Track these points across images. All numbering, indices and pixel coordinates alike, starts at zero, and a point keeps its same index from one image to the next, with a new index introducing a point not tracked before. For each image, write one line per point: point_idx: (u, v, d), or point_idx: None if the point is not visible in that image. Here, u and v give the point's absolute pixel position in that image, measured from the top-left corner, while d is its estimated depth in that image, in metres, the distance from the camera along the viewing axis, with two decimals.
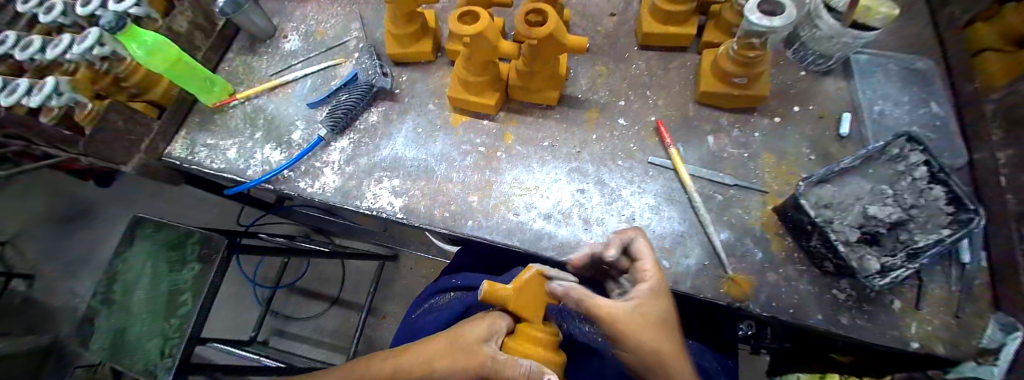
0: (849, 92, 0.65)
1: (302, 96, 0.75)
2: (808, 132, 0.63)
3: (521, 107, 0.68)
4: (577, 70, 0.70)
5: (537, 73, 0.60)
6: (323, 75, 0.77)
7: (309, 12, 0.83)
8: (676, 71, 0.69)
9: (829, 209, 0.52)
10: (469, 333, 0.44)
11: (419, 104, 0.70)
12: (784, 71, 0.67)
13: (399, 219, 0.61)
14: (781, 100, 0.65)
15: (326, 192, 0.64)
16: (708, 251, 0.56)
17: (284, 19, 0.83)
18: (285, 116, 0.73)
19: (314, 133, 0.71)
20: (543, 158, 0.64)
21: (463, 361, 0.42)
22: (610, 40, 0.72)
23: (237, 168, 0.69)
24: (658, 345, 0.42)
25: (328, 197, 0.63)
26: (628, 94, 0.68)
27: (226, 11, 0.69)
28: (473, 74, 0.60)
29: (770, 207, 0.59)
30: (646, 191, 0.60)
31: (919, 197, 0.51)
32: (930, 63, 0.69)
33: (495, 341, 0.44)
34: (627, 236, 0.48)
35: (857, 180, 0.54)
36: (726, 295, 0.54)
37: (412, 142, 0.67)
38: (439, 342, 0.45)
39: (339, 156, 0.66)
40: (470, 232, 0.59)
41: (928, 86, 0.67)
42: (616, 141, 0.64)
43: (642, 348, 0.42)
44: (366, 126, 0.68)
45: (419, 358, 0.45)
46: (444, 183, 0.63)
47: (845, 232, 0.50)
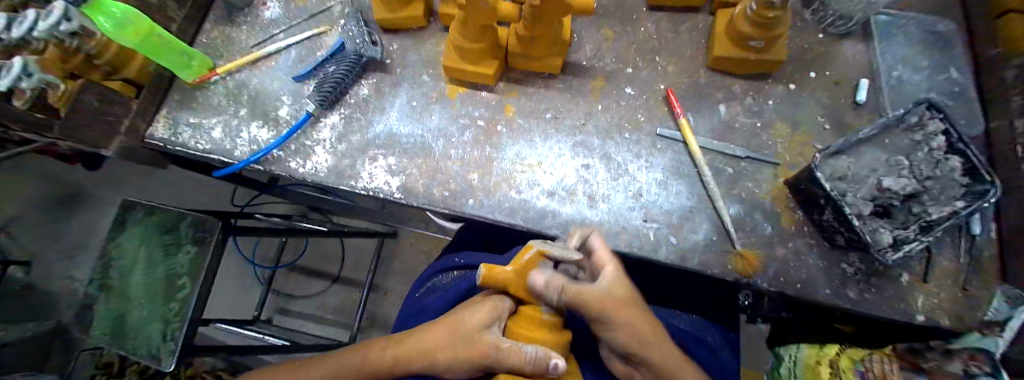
0: (867, 56, 0.62)
1: (288, 70, 0.70)
2: (822, 99, 0.60)
3: (522, 76, 0.64)
4: (581, 35, 0.66)
5: (540, 38, 0.56)
6: (308, 45, 0.72)
7: None
8: (686, 35, 0.65)
9: (843, 182, 0.50)
10: (468, 320, 0.43)
11: (412, 75, 0.66)
12: (801, 34, 0.64)
13: (397, 199, 0.59)
14: (797, 65, 0.62)
15: (319, 172, 0.61)
16: (718, 227, 0.54)
17: None
18: (270, 91, 0.69)
19: (302, 109, 0.67)
20: (545, 131, 0.61)
21: (463, 350, 0.42)
22: (616, 1, 0.68)
23: (223, 148, 0.65)
24: (633, 317, 0.44)
25: (321, 177, 0.60)
26: (636, 61, 0.64)
27: None
28: (470, 40, 0.57)
29: (781, 179, 0.57)
30: (654, 165, 0.58)
31: (935, 168, 0.49)
32: (951, 25, 0.65)
33: (497, 327, 0.42)
34: (587, 232, 0.47)
35: (873, 151, 0.51)
36: (734, 271, 0.53)
37: (407, 117, 0.64)
38: (438, 331, 0.44)
39: (331, 133, 0.63)
40: (471, 211, 0.57)
41: (947, 50, 0.64)
42: (623, 112, 0.61)
43: (620, 323, 0.43)
44: (357, 100, 0.65)
45: (421, 347, 0.44)
46: (442, 160, 0.60)
47: (859, 205, 0.48)
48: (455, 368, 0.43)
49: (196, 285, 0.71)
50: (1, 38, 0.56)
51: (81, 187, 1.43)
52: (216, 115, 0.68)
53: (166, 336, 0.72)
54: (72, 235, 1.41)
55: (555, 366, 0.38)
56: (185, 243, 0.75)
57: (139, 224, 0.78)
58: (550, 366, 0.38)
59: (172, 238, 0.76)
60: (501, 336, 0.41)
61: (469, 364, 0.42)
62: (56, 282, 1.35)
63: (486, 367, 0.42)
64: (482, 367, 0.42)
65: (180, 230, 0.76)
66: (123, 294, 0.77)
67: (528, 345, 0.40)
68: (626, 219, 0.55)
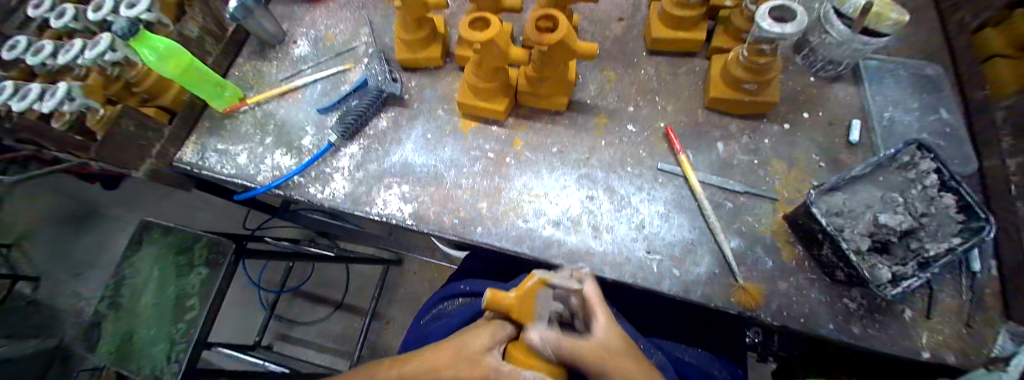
0: (858, 98, 0.65)
1: (313, 102, 0.76)
2: (816, 138, 0.63)
3: (530, 112, 0.69)
4: (586, 75, 0.71)
5: (549, 78, 0.60)
6: (333, 80, 0.78)
7: (320, 17, 0.84)
8: (685, 77, 0.69)
9: (840, 217, 0.51)
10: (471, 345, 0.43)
11: (429, 109, 0.71)
12: (794, 77, 0.68)
13: (410, 226, 0.61)
14: (790, 106, 0.65)
15: (337, 198, 0.64)
16: (719, 261, 0.56)
17: (294, 24, 0.84)
18: (294, 122, 0.74)
19: (324, 138, 0.71)
20: (552, 164, 0.64)
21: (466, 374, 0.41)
22: (619, 45, 0.73)
23: (247, 174, 0.70)
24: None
25: (339, 203, 0.63)
26: (638, 100, 0.68)
27: (236, 17, 0.70)
28: (483, 79, 0.61)
29: (780, 215, 0.58)
30: (656, 198, 0.60)
31: (930, 205, 0.51)
32: (939, 70, 0.69)
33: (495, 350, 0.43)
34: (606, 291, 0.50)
35: (868, 188, 0.53)
36: (736, 304, 0.53)
37: (422, 148, 0.67)
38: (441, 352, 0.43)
39: (350, 162, 0.67)
40: (480, 239, 0.59)
41: (936, 93, 0.67)
42: (625, 147, 0.64)
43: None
44: (376, 131, 0.69)
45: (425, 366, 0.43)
46: (453, 189, 0.63)
47: (856, 240, 0.49)
48: None
49: (204, 309, 0.73)
50: (48, 62, 0.65)
51: (100, 207, 1.48)
52: (244, 142, 0.73)
53: (172, 358, 0.74)
54: (86, 252, 1.44)
55: None
56: (197, 266, 0.79)
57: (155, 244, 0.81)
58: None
59: (186, 260, 0.79)
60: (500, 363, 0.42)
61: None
62: (63, 300, 1.37)
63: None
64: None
65: (195, 251, 0.80)
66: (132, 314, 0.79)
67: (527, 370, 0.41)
68: (630, 250, 0.57)
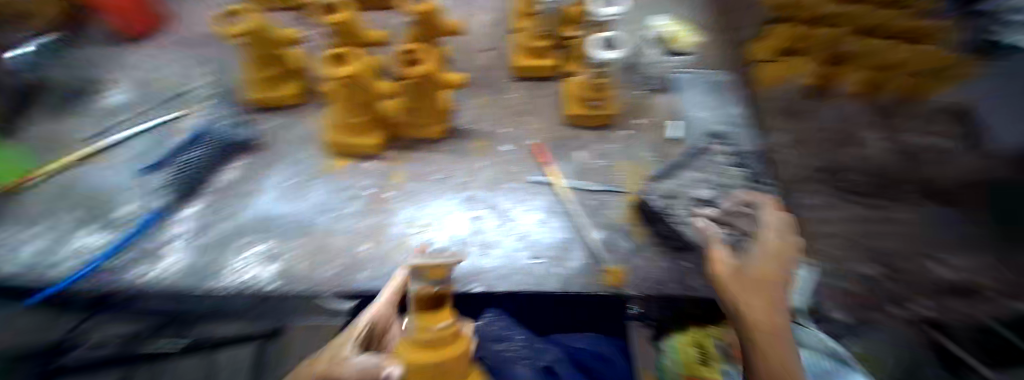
0: (672, 105, 0.82)
1: (133, 162, 0.67)
2: (649, 138, 0.76)
3: (408, 144, 0.71)
4: (462, 103, 0.78)
5: (422, 107, 0.67)
6: (156, 136, 0.72)
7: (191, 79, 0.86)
8: (545, 100, 0.79)
9: (669, 199, 0.64)
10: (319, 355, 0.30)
11: (295, 153, 0.70)
12: (624, 93, 0.84)
13: (270, 290, 0.49)
14: (626, 115, 0.79)
15: (167, 275, 0.50)
16: (589, 251, 0.59)
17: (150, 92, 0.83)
18: (118, 186, 0.63)
19: (153, 202, 0.60)
20: (434, 192, 0.65)
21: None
22: (487, 76, 0.83)
23: (19, 264, 0.51)
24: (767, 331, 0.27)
25: (170, 282, 0.50)
26: (508, 123, 0.75)
27: None
28: (358, 113, 0.65)
29: (629, 204, 0.65)
30: (532, 207, 0.65)
31: (726, 178, 0.67)
32: (721, 79, 0.91)
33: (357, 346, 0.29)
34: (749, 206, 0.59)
35: (687, 173, 0.68)
36: (603, 285, 0.54)
37: (281, 198, 0.62)
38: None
39: (187, 226, 0.57)
40: (360, 286, 0.50)
41: (722, 95, 0.88)
42: (502, 166, 0.69)
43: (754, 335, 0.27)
44: (220, 185, 0.63)
45: None
46: (325, 236, 0.57)
47: (677, 213, 0.62)
48: None
49: None
50: None
51: None
52: (36, 223, 0.57)
53: None
54: None
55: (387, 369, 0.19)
56: None
57: None
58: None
59: None
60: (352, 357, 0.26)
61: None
62: None
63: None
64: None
65: None
66: None
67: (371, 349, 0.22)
68: (516, 260, 0.57)
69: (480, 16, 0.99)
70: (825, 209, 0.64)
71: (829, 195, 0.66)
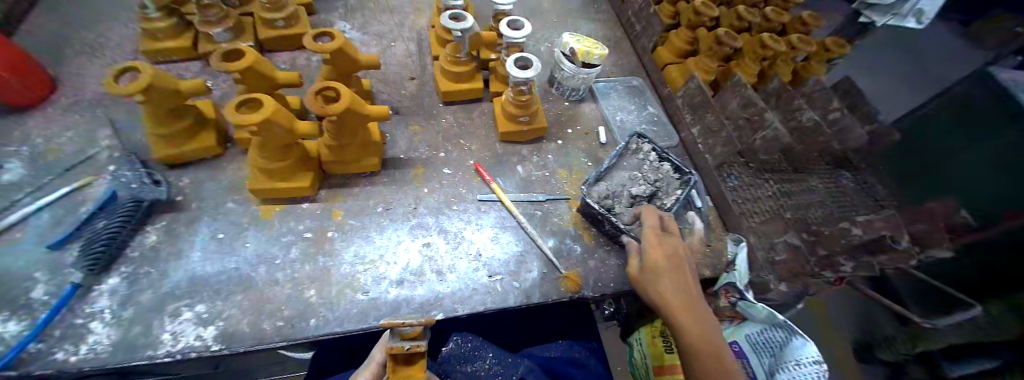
0: (600, 111, 0.87)
1: (37, 239, 0.58)
2: (582, 145, 0.80)
3: (343, 180, 0.68)
4: (393, 133, 0.75)
5: (349, 144, 0.62)
6: (66, 203, 0.62)
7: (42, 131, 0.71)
8: (479, 119, 0.80)
9: (609, 199, 0.66)
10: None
11: (214, 205, 0.64)
12: (555, 104, 0.87)
13: (214, 352, 0.50)
14: (559, 125, 0.83)
15: (98, 354, 0.49)
16: (545, 261, 0.63)
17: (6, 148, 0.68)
18: (8, 271, 0.55)
19: (71, 277, 0.55)
20: (380, 224, 0.64)
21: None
22: (416, 101, 0.82)
23: None
24: (673, 296, 0.53)
25: (102, 360, 0.48)
26: (445, 146, 0.75)
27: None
28: (273, 159, 0.59)
29: (574, 209, 0.70)
30: (483, 225, 0.66)
31: (658, 172, 0.70)
32: (642, 80, 0.98)
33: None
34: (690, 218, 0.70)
35: (620, 172, 0.70)
36: (565, 292, 0.60)
37: (213, 255, 0.59)
38: None
39: (112, 299, 0.53)
40: (314, 333, 0.53)
41: (644, 96, 0.95)
42: (446, 189, 0.70)
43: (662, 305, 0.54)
44: (142, 251, 0.58)
45: None
46: (268, 288, 0.56)
47: (623, 213, 0.64)
48: None
49: None
50: None
51: None
52: None
53: None
54: None
55: None
56: None
57: None
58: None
59: None
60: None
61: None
62: None
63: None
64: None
65: None
66: None
67: None
68: (474, 280, 0.60)
69: (401, 36, 0.95)
70: (747, 189, 0.76)
71: (751, 175, 0.78)
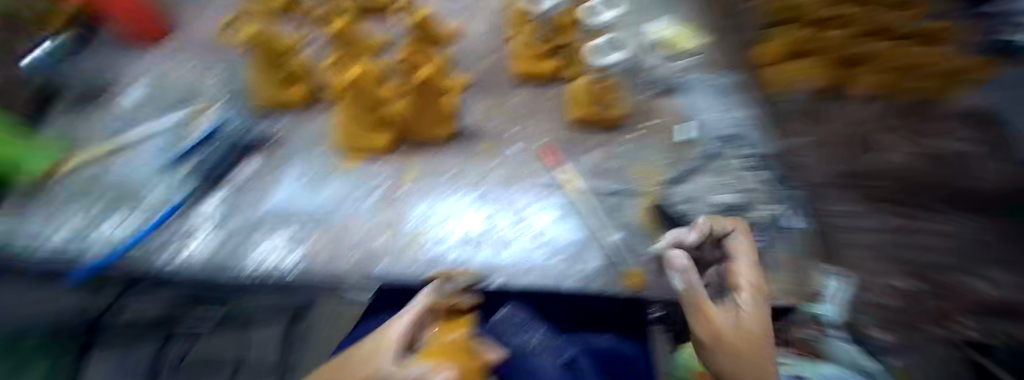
0: (681, 109, 0.84)
1: (165, 154, 0.68)
2: (661, 141, 0.76)
3: (418, 143, 0.71)
4: (469, 108, 0.78)
5: (425, 110, 0.65)
6: (186, 130, 0.72)
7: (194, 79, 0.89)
8: (553, 101, 0.80)
9: (691, 204, 0.62)
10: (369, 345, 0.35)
11: (307, 150, 0.71)
12: (634, 96, 0.84)
13: (289, 280, 0.54)
14: (637, 118, 0.80)
15: (197, 258, 0.55)
16: (607, 254, 0.59)
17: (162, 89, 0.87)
18: (134, 181, 0.65)
19: (179, 191, 0.63)
20: (448, 189, 0.66)
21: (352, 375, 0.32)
22: (494, 80, 0.84)
23: (65, 251, 0.56)
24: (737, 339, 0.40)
25: (199, 263, 0.55)
26: (517, 124, 0.76)
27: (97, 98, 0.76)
28: (360, 116, 0.64)
29: (648, 205, 0.64)
30: (547, 207, 0.65)
31: (746, 183, 0.67)
32: (733, 81, 0.91)
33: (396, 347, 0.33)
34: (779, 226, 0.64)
35: (703, 177, 0.67)
36: (625, 288, 0.55)
37: (305, 192, 0.64)
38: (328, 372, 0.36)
39: (218, 212, 0.61)
40: (378, 275, 0.55)
41: (738, 97, 0.87)
42: (513, 165, 0.69)
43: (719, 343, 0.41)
44: (246, 179, 0.66)
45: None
46: (345, 227, 0.60)
47: (705, 219, 0.61)
48: None
49: None
50: None
51: None
52: (66, 209, 0.61)
53: None
54: None
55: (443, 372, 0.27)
56: None
57: None
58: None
59: None
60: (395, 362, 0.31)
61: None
62: None
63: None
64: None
65: None
66: None
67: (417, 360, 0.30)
68: (532, 259, 0.59)
69: (483, 20, 1.00)
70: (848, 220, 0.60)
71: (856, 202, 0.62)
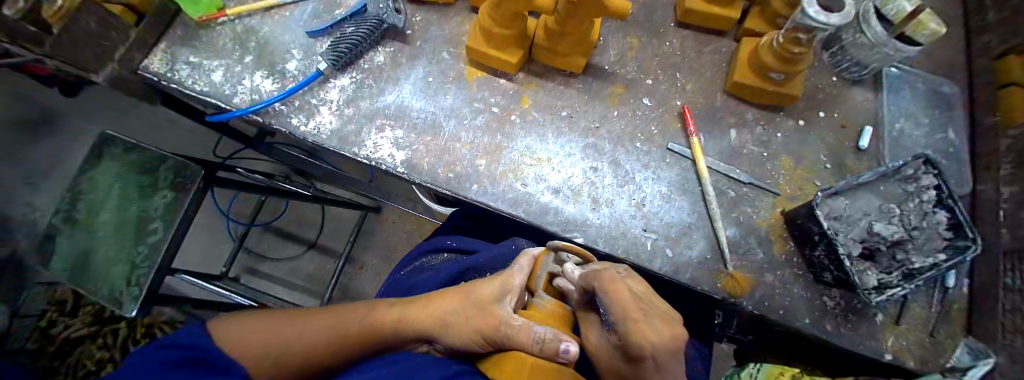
0: (875, 106, 0.65)
1: (302, 23, 0.69)
2: (827, 139, 0.63)
3: (544, 70, 0.64)
4: (607, 39, 0.66)
5: (570, 33, 0.56)
6: (327, 1, 0.70)
7: None
8: (709, 56, 0.66)
9: (837, 221, 0.52)
10: (482, 293, 0.43)
11: (433, 51, 0.66)
12: (816, 73, 0.66)
13: (399, 173, 0.58)
14: (808, 102, 0.64)
15: (321, 133, 0.60)
16: (711, 246, 0.56)
17: None
18: (279, 43, 0.67)
19: (311, 67, 0.66)
20: (559, 129, 0.61)
21: (472, 318, 0.41)
22: (646, 10, 0.68)
23: (222, 93, 0.63)
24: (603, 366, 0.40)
25: (323, 139, 0.59)
26: (657, 73, 0.65)
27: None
28: (500, 25, 0.56)
29: (778, 209, 0.58)
30: (660, 178, 0.59)
31: (922, 219, 0.52)
32: (955, 88, 0.69)
33: (509, 300, 0.41)
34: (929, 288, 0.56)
35: (868, 195, 0.53)
36: (721, 290, 0.54)
37: (421, 93, 0.63)
38: (450, 294, 0.46)
39: (340, 95, 0.62)
40: (474, 197, 0.56)
41: (949, 111, 0.67)
42: (637, 121, 0.62)
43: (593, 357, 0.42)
44: (371, 66, 0.64)
45: (435, 310, 0.44)
46: (451, 141, 0.60)
47: (849, 245, 0.51)
48: (458, 334, 0.41)
49: (170, 231, 0.74)
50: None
51: None
52: (218, 58, 0.65)
53: (131, 282, 0.72)
54: None
55: (568, 350, 0.34)
56: (161, 188, 0.76)
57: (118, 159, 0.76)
58: (561, 350, 0.34)
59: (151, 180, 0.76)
60: (513, 315, 0.39)
61: (475, 334, 0.40)
62: None
63: (493, 347, 0.38)
64: (486, 343, 0.39)
65: (159, 173, 0.77)
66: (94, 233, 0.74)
67: (537, 327, 0.36)
68: (627, 226, 0.56)
69: None
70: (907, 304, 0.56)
71: None
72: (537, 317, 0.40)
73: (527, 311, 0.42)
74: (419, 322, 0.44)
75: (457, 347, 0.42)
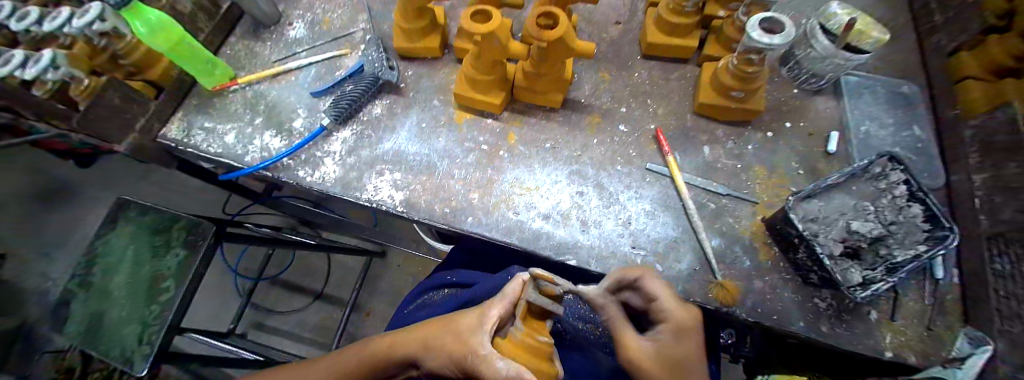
0: (838, 112, 0.69)
1: (306, 85, 0.75)
2: (797, 147, 0.66)
3: (525, 108, 0.70)
4: (581, 75, 0.72)
5: (545, 74, 0.61)
6: (327, 64, 0.77)
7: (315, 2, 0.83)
8: (675, 82, 0.71)
9: (815, 223, 0.54)
10: (459, 321, 0.44)
11: (424, 99, 0.72)
12: (778, 88, 0.71)
13: (399, 213, 0.62)
14: (775, 115, 0.69)
15: (326, 182, 0.64)
16: (700, 258, 0.58)
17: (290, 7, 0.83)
18: (286, 104, 0.73)
19: (317, 121, 0.71)
20: (544, 159, 0.65)
21: (450, 344, 0.43)
22: (614, 48, 0.75)
23: (234, 153, 0.68)
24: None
25: (328, 187, 0.63)
26: (630, 101, 0.70)
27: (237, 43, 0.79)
28: (482, 72, 0.62)
29: (759, 217, 0.61)
30: (643, 197, 0.62)
31: (898, 214, 0.54)
32: (914, 89, 0.73)
33: (487, 329, 0.41)
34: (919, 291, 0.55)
35: (843, 196, 0.56)
36: (714, 300, 0.56)
37: (415, 137, 0.68)
38: (431, 323, 0.47)
39: (341, 146, 0.67)
40: (470, 228, 0.60)
41: (911, 111, 0.71)
42: (616, 146, 0.66)
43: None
44: (369, 117, 0.69)
45: (415, 338, 0.46)
46: (445, 179, 0.64)
47: (829, 245, 0.52)
48: (440, 361, 0.43)
49: (181, 286, 0.76)
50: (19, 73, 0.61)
51: (75, 184, 1.39)
52: (230, 122, 0.72)
53: (143, 340, 0.74)
54: (56, 231, 1.35)
55: None
56: (175, 247, 0.80)
57: (137, 222, 0.82)
58: None
59: (164, 240, 0.80)
60: (485, 342, 0.40)
61: (452, 358, 0.42)
62: (29, 280, 1.27)
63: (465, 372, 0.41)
64: (461, 367, 0.41)
65: (173, 232, 0.80)
66: (106, 294, 0.78)
67: (502, 358, 0.39)
68: (617, 245, 0.59)
69: None
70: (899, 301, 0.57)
71: None
72: (509, 349, 0.41)
73: (505, 341, 0.42)
74: (407, 346, 0.46)
75: (438, 368, 0.44)
